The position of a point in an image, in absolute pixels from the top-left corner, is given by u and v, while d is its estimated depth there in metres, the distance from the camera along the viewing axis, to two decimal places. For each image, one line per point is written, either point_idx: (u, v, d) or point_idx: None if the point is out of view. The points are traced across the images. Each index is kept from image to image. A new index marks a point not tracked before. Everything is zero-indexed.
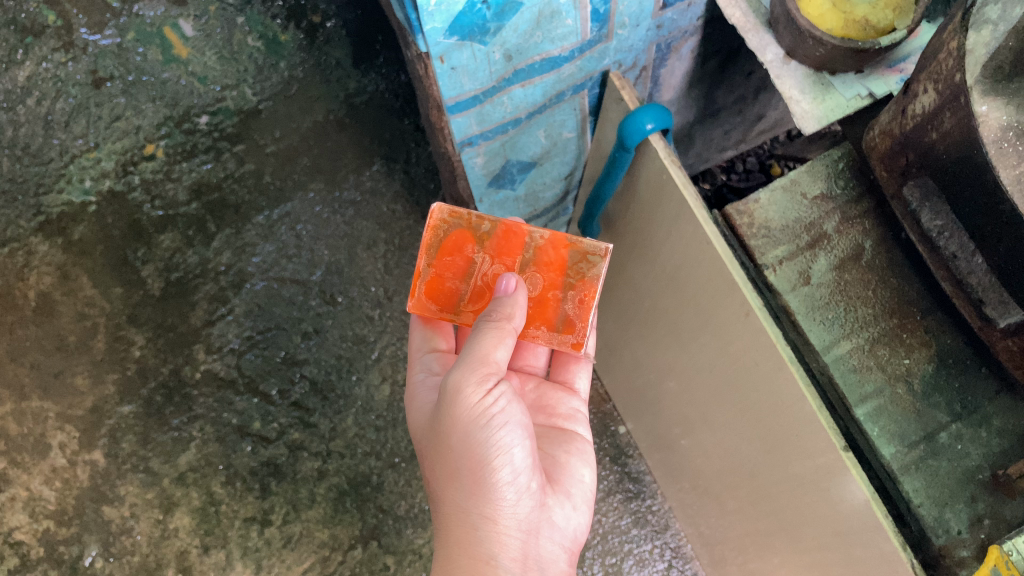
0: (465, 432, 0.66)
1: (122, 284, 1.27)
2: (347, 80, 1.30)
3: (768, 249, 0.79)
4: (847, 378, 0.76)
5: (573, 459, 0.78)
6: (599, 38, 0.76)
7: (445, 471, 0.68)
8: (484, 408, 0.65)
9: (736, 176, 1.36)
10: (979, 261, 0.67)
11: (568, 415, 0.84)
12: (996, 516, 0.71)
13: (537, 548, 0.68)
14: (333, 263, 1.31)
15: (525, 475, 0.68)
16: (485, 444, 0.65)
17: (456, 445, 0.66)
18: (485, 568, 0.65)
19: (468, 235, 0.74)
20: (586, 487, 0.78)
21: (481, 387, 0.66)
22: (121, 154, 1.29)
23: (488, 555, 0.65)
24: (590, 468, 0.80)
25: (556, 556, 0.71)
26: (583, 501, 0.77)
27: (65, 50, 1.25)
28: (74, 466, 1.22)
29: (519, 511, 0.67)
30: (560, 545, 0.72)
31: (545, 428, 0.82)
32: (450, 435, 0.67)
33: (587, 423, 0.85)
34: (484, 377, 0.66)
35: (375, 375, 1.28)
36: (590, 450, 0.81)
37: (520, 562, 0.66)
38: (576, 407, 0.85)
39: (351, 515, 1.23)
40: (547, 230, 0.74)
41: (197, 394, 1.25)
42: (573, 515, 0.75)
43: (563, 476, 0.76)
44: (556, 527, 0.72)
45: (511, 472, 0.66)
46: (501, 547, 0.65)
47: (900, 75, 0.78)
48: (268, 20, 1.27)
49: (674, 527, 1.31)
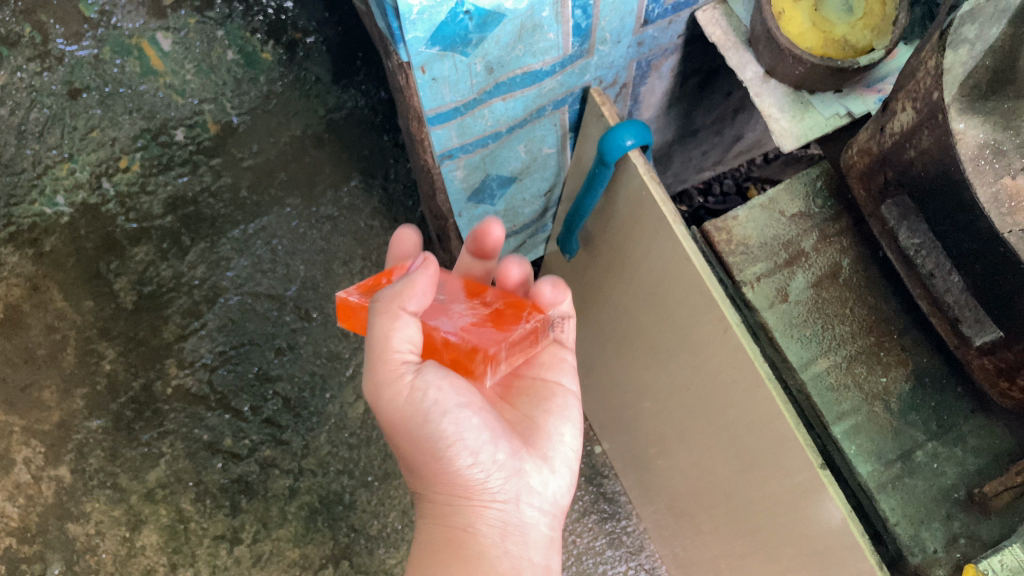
0: (409, 424, 0.66)
1: (93, 296, 1.25)
2: (327, 96, 1.28)
3: (746, 266, 0.80)
4: (824, 396, 0.76)
5: (552, 420, 0.77)
6: (580, 53, 0.76)
7: (410, 453, 0.69)
8: (418, 404, 0.64)
9: (713, 199, 1.37)
10: (956, 279, 0.65)
11: (551, 366, 0.81)
12: (972, 535, 0.71)
13: (517, 513, 0.70)
14: (309, 279, 1.30)
15: (485, 451, 0.67)
16: (429, 433, 0.65)
17: (407, 434, 0.67)
18: (464, 536, 0.69)
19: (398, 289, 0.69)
20: (568, 447, 0.76)
21: (402, 383, 0.64)
22: (96, 166, 1.27)
23: (463, 525, 0.69)
24: (573, 425, 0.78)
25: (538, 521, 0.72)
26: (564, 462, 0.75)
27: (40, 60, 1.22)
28: (39, 481, 1.19)
29: (489, 483, 0.68)
30: (544, 509, 0.73)
31: (526, 385, 0.79)
32: (397, 425, 0.67)
33: (575, 373, 0.82)
34: (402, 374, 0.64)
35: (350, 393, 1.27)
36: (574, 407, 0.79)
37: (498, 528, 0.69)
38: (562, 358, 0.82)
39: (323, 534, 1.22)
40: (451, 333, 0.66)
41: (168, 410, 1.23)
42: (558, 477, 0.74)
43: (542, 441, 0.74)
44: (534, 492, 0.72)
45: (466, 454, 0.66)
46: (475, 516, 0.69)
47: (878, 96, 0.79)
48: (247, 34, 1.23)
49: (649, 548, 1.30)
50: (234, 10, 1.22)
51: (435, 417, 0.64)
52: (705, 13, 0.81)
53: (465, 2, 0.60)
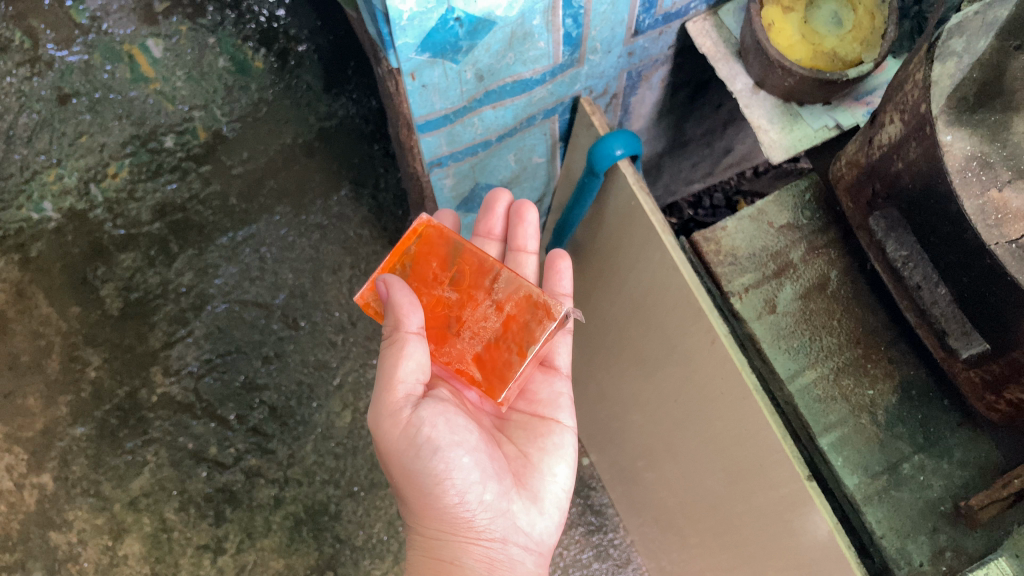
0: (403, 458, 0.67)
1: (79, 303, 1.24)
2: (318, 105, 1.27)
3: (734, 276, 0.80)
4: (811, 407, 0.76)
5: (547, 458, 0.76)
6: (570, 62, 0.76)
7: (401, 485, 0.70)
8: (409, 437, 0.66)
9: (703, 211, 1.37)
10: (943, 291, 0.65)
11: (549, 400, 0.80)
12: (958, 548, 0.71)
13: (504, 549, 0.71)
14: (297, 287, 1.29)
15: (474, 490, 0.68)
16: (419, 465, 0.66)
17: (400, 468, 0.68)
18: (451, 568, 0.70)
19: (422, 281, 0.70)
20: (562, 482, 0.76)
21: (399, 417, 0.66)
22: (84, 171, 1.25)
23: (451, 557, 0.70)
24: (567, 464, 0.77)
25: (524, 557, 0.73)
26: (553, 502, 0.75)
27: (30, 65, 1.20)
28: (21, 489, 1.18)
29: (476, 521, 0.69)
30: (530, 547, 0.74)
31: (522, 419, 0.78)
32: (392, 456, 0.68)
33: (572, 406, 0.81)
34: (399, 408, 0.66)
35: (336, 402, 1.27)
36: (569, 442, 0.78)
37: (485, 563, 0.70)
38: (560, 390, 0.81)
39: (307, 545, 1.21)
40: (476, 350, 0.68)
41: (153, 417, 1.22)
42: (547, 515, 0.75)
43: (534, 480, 0.74)
44: (519, 530, 0.72)
45: (454, 492, 0.67)
46: (463, 551, 0.70)
47: (866, 108, 0.80)
48: (239, 42, 1.21)
49: (636, 561, 1.29)
50: (226, 17, 1.19)
51: (425, 453, 0.66)
52: (695, 24, 0.81)
53: (456, 9, 0.60)
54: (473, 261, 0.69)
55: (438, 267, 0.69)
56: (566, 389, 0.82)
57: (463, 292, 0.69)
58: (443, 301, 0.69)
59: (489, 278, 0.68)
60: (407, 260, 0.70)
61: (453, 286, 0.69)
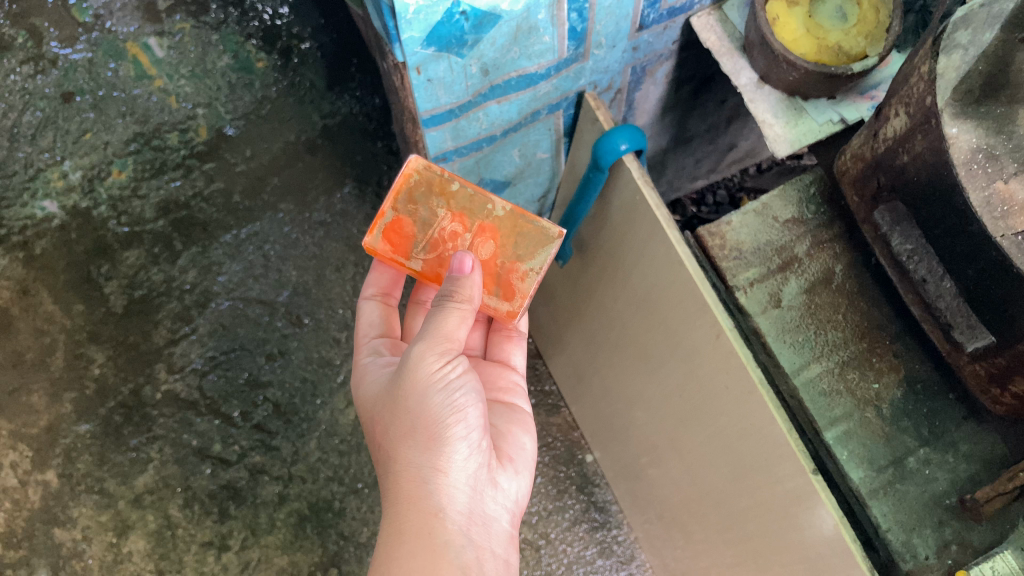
0: (423, 396, 0.65)
1: (83, 301, 1.20)
2: (322, 102, 1.22)
3: (739, 271, 0.80)
4: (816, 401, 0.76)
5: (514, 428, 0.79)
6: (575, 57, 0.76)
7: (399, 430, 0.66)
8: (442, 374, 0.65)
9: (705, 208, 1.37)
10: (948, 285, 0.65)
11: (506, 389, 0.84)
12: (963, 542, 0.70)
13: (484, 506, 0.68)
14: (300, 284, 1.30)
15: (475, 435, 0.67)
16: (443, 405, 0.65)
17: (411, 408, 0.65)
18: (433, 521, 0.64)
19: (434, 191, 0.72)
20: (528, 454, 0.78)
21: (439, 356, 0.65)
22: (88, 169, 1.17)
23: (435, 509, 0.64)
24: (530, 436, 0.80)
25: (499, 515, 0.70)
26: (526, 466, 0.77)
27: (33, 62, 1.09)
28: (25, 486, 1.17)
29: (468, 468, 0.67)
30: (505, 506, 0.72)
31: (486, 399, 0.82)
32: (407, 399, 0.66)
33: (526, 396, 0.85)
34: (443, 344, 0.65)
35: (341, 400, 1.30)
36: (530, 420, 0.82)
37: (465, 516, 0.66)
38: (515, 381, 0.85)
39: (312, 541, 1.24)
40: (486, 251, 0.73)
41: (157, 415, 1.22)
42: (520, 478, 0.75)
43: (506, 444, 0.76)
44: (499, 489, 0.71)
45: (462, 432, 0.66)
46: (447, 500, 0.65)
47: (871, 102, 0.80)
48: (242, 39, 1.14)
49: (640, 558, 1.30)
50: (229, 14, 1.12)
51: (452, 392, 0.65)
52: (700, 19, 0.82)
53: (461, 3, 0.60)
54: (404, 230, 0.73)
55: (406, 223, 0.73)
56: (517, 377, 0.86)
57: (438, 251, 0.73)
58: (462, 239, 0.73)
59: (432, 269, 0.74)
60: (397, 201, 0.72)
61: (432, 248, 0.73)
